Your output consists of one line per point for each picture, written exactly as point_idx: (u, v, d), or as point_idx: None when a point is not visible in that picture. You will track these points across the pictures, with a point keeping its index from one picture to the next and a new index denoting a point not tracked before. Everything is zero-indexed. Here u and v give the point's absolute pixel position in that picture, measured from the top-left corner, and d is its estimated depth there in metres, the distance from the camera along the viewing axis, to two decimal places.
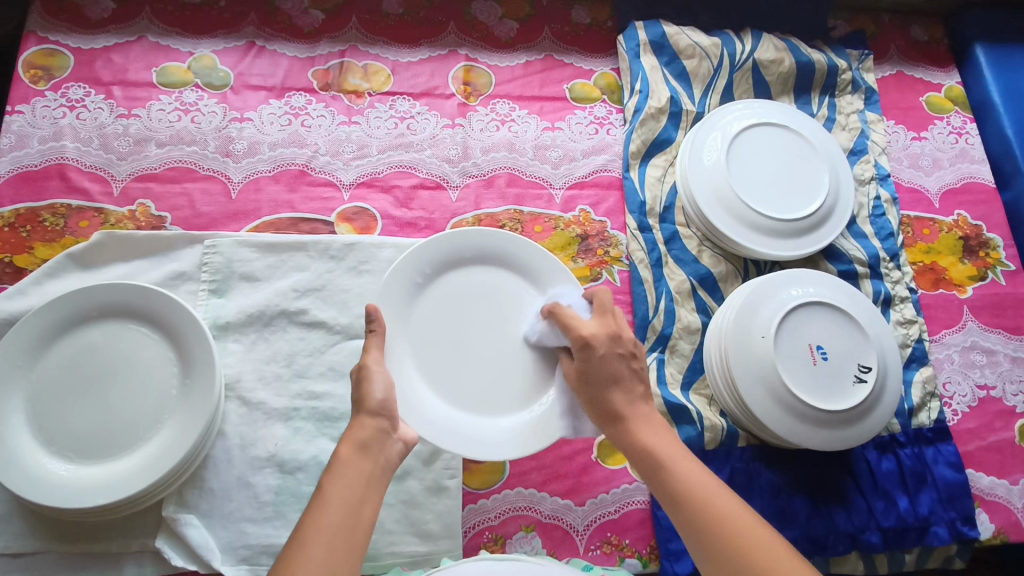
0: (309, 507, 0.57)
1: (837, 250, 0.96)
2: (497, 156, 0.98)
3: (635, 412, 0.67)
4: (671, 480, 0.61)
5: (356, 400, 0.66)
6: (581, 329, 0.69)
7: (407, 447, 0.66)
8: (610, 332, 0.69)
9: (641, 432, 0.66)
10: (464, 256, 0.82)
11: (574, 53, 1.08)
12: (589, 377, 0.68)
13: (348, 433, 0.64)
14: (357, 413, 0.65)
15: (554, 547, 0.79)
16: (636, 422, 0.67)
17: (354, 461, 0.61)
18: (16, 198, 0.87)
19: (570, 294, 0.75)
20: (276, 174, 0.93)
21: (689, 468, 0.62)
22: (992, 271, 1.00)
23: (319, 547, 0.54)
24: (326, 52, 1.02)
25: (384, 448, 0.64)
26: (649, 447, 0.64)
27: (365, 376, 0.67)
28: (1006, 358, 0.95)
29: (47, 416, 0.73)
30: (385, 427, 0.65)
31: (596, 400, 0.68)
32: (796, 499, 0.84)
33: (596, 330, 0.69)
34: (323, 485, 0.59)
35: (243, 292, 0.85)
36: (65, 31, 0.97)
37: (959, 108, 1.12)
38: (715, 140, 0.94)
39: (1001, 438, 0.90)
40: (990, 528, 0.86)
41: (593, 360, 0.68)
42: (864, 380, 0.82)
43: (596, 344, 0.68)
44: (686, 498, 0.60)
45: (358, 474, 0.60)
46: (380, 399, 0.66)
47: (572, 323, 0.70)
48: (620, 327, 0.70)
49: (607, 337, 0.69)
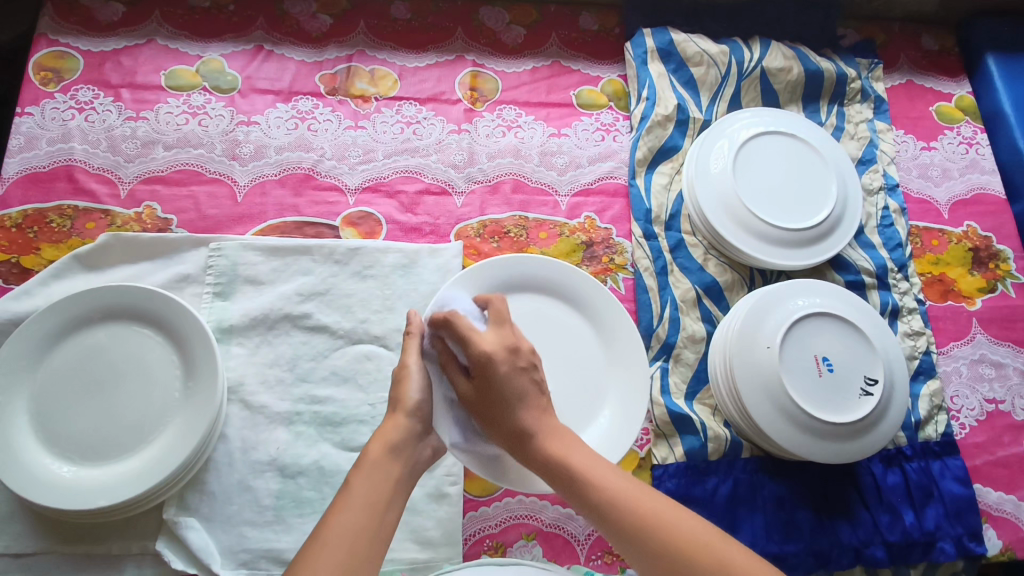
0: (332, 504, 0.57)
1: (844, 261, 0.95)
2: (502, 162, 0.98)
3: (544, 427, 0.61)
4: (590, 493, 0.57)
5: (394, 400, 0.67)
6: (481, 344, 0.62)
7: (436, 454, 0.66)
8: (507, 343, 0.63)
9: (555, 445, 0.60)
10: (527, 283, 0.82)
11: (582, 59, 1.07)
12: (489, 399, 0.62)
13: (381, 432, 0.64)
14: (392, 412, 0.66)
15: (555, 556, 0.79)
16: (547, 434, 0.61)
17: (384, 461, 0.61)
18: (24, 199, 0.88)
19: (463, 301, 0.70)
20: (282, 177, 0.94)
21: (610, 474, 0.58)
22: (1002, 283, 0.99)
23: (339, 547, 0.53)
24: (333, 57, 1.02)
25: (414, 450, 0.64)
26: (568, 463, 0.58)
27: (405, 375, 0.67)
28: (1015, 371, 0.94)
29: (50, 418, 0.73)
30: (418, 430, 0.65)
31: (500, 422, 0.62)
32: (800, 512, 0.83)
33: (495, 344, 0.63)
34: (348, 483, 0.59)
35: (247, 295, 0.85)
36: (76, 34, 0.97)
37: (969, 118, 1.11)
38: (722, 149, 0.94)
39: (1010, 453, 0.89)
40: (998, 544, 0.85)
41: (493, 376, 0.61)
42: (870, 393, 0.81)
43: (497, 359, 0.61)
44: (614, 510, 0.55)
45: (386, 475, 0.60)
46: (417, 400, 0.66)
47: (469, 337, 0.63)
48: (516, 339, 0.64)
49: (506, 350, 0.63)
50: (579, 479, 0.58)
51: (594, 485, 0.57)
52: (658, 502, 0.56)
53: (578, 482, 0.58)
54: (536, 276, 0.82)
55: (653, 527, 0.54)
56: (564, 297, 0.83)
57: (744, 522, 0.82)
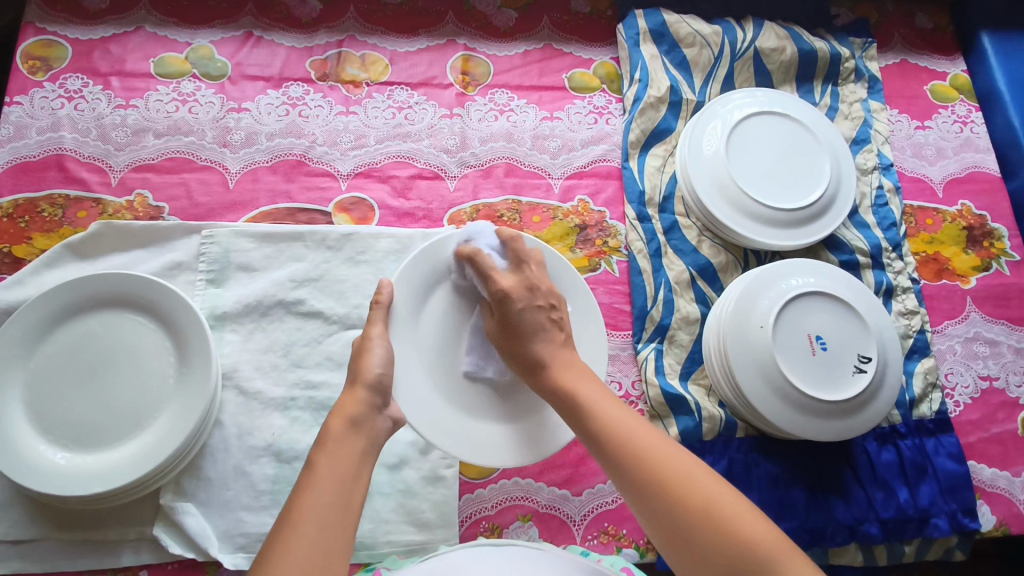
0: (298, 485, 0.56)
1: (837, 240, 0.95)
2: (495, 146, 0.98)
3: (557, 359, 0.67)
4: (592, 421, 0.60)
5: (353, 373, 0.66)
6: (498, 282, 0.71)
7: (395, 426, 0.65)
8: (526, 283, 0.71)
9: (564, 376, 0.65)
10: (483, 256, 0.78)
11: (574, 42, 1.07)
12: (509, 328, 0.70)
13: (339, 408, 0.62)
14: (351, 387, 0.64)
15: (551, 536, 0.79)
16: (562, 367, 0.66)
17: (346, 437, 0.60)
18: (14, 188, 0.87)
19: (487, 234, 0.75)
20: (273, 164, 0.93)
21: (614, 408, 0.61)
22: (997, 261, 0.99)
23: (310, 526, 0.52)
24: (324, 42, 1.01)
25: (374, 424, 0.63)
26: (575, 394, 0.63)
27: (366, 346, 0.67)
28: (1010, 349, 0.94)
29: (43, 405, 0.73)
30: (376, 404, 0.64)
31: (516, 351, 0.69)
32: (794, 490, 0.83)
33: (512, 283, 0.71)
34: (312, 460, 0.58)
35: (239, 282, 0.85)
36: (63, 22, 0.97)
37: (964, 97, 1.10)
38: (715, 129, 0.94)
39: (1004, 430, 0.90)
40: (991, 519, 0.85)
41: (512, 310, 0.69)
42: (864, 371, 0.81)
43: (514, 295, 0.70)
44: (608, 439, 0.58)
45: (350, 450, 0.59)
46: (378, 373, 0.65)
47: (489, 275, 0.71)
48: (535, 279, 0.72)
49: (524, 289, 0.71)
50: (583, 408, 0.61)
51: (594, 412, 0.60)
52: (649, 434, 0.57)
53: (583, 411, 0.61)
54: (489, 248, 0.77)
55: (637, 454, 0.56)
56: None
57: None
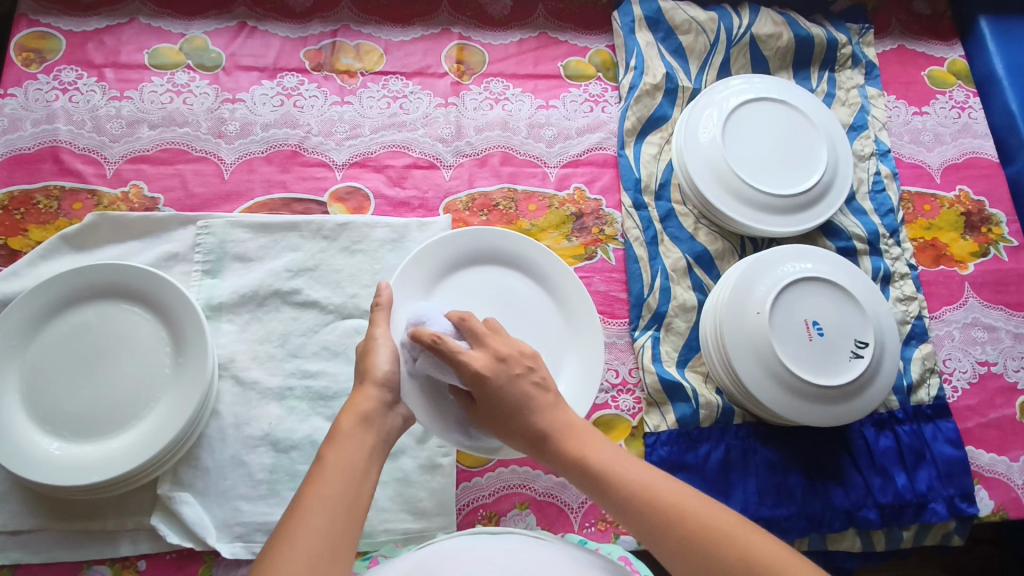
0: (307, 479, 0.56)
1: (835, 227, 0.95)
2: (491, 135, 0.97)
3: (558, 428, 0.60)
4: (615, 489, 0.56)
5: (361, 370, 0.66)
6: (469, 367, 0.60)
7: (405, 423, 0.65)
8: (496, 355, 0.62)
9: (569, 442, 0.60)
10: (477, 258, 0.81)
11: (569, 30, 1.06)
12: (499, 411, 0.61)
13: (351, 404, 0.62)
14: (360, 384, 0.64)
15: (549, 524, 0.79)
16: (563, 434, 0.60)
17: (356, 432, 0.60)
18: (10, 180, 0.87)
19: (435, 313, 0.67)
20: (269, 154, 0.93)
21: (635, 468, 0.57)
22: (995, 247, 0.98)
23: (316, 521, 0.52)
24: (318, 32, 1.01)
25: (384, 421, 0.63)
26: (587, 461, 0.58)
27: (372, 346, 0.67)
28: (1008, 334, 0.93)
29: (40, 395, 0.73)
30: (386, 400, 0.64)
31: (516, 429, 0.61)
32: (792, 476, 0.83)
33: (485, 364, 0.61)
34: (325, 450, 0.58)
35: (235, 273, 0.85)
36: (56, 14, 0.96)
37: (962, 82, 1.10)
38: (711, 116, 0.93)
39: (1002, 415, 0.89)
40: (989, 505, 0.85)
41: (493, 392, 0.61)
42: (860, 356, 0.81)
43: (490, 377, 0.60)
44: (637, 503, 0.54)
45: (359, 446, 0.59)
46: (386, 370, 0.65)
47: (457, 360, 0.61)
48: (502, 348, 0.63)
49: (498, 363, 0.61)
50: (602, 473, 0.57)
51: (614, 475, 0.56)
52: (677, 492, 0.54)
53: (603, 477, 0.57)
54: (480, 248, 0.81)
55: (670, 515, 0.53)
56: (512, 266, 0.82)
57: (736, 487, 0.82)
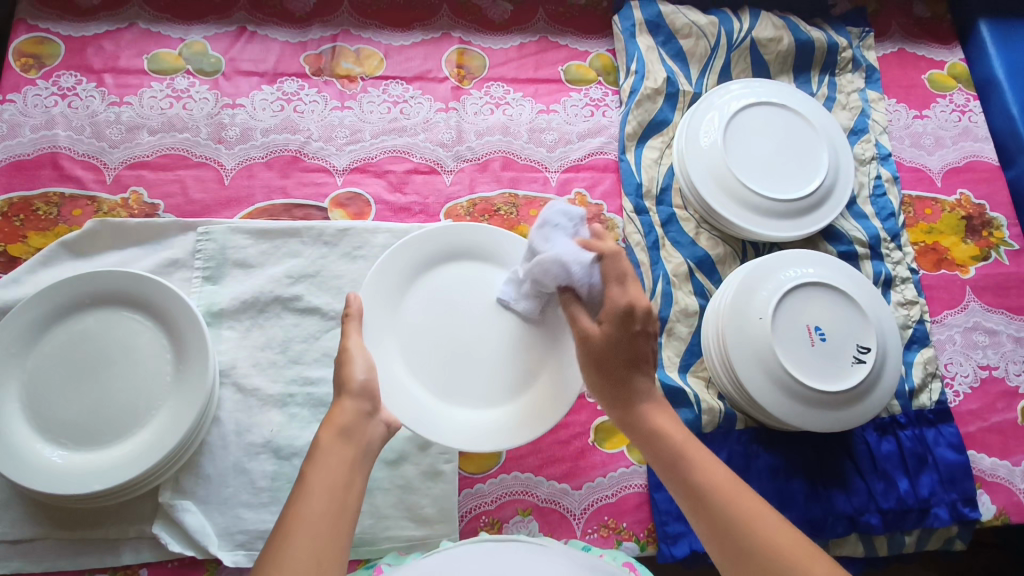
0: (294, 493, 0.56)
1: (836, 231, 0.95)
2: (491, 139, 0.97)
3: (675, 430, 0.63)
4: (718, 510, 0.57)
5: (338, 383, 0.65)
6: (585, 327, 0.65)
7: (389, 431, 0.65)
8: (618, 316, 0.62)
9: (685, 447, 0.61)
10: (448, 256, 0.80)
11: (570, 34, 1.06)
12: (603, 365, 0.64)
13: (329, 418, 0.62)
14: (338, 397, 0.64)
15: (551, 531, 0.79)
16: (679, 437, 0.62)
17: (335, 446, 0.59)
18: (9, 187, 0.87)
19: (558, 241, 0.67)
20: (268, 160, 0.93)
21: (739, 491, 0.58)
22: (996, 251, 0.99)
23: (304, 537, 0.52)
24: (318, 37, 1.01)
25: (366, 431, 0.63)
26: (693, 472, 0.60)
27: (346, 358, 0.66)
28: (1009, 338, 0.94)
29: (40, 403, 0.73)
30: (366, 410, 0.64)
31: (621, 396, 0.65)
32: (795, 481, 0.83)
33: (597, 332, 0.64)
34: (319, 442, 0.60)
35: (236, 279, 0.85)
36: (55, 19, 0.96)
37: (962, 86, 1.10)
38: (712, 120, 0.93)
39: (1004, 419, 0.89)
40: (992, 509, 0.85)
41: (612, 349, 0.63)
42: (863, 361, 0.81)
43: (603, 343, 0.64)
44: (734, 525, 0.55)
45: (339, 459, 0.59)
46: (362, 380, 0.65)
47: (577, 320, 0.66)
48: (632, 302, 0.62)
49: (619, 325, 0.62)
50: (702, 490, 0.58)
51: (720, 495, 0.57)
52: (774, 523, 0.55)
53: (703, 494, 0.58)
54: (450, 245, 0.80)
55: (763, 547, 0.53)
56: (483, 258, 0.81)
57: None
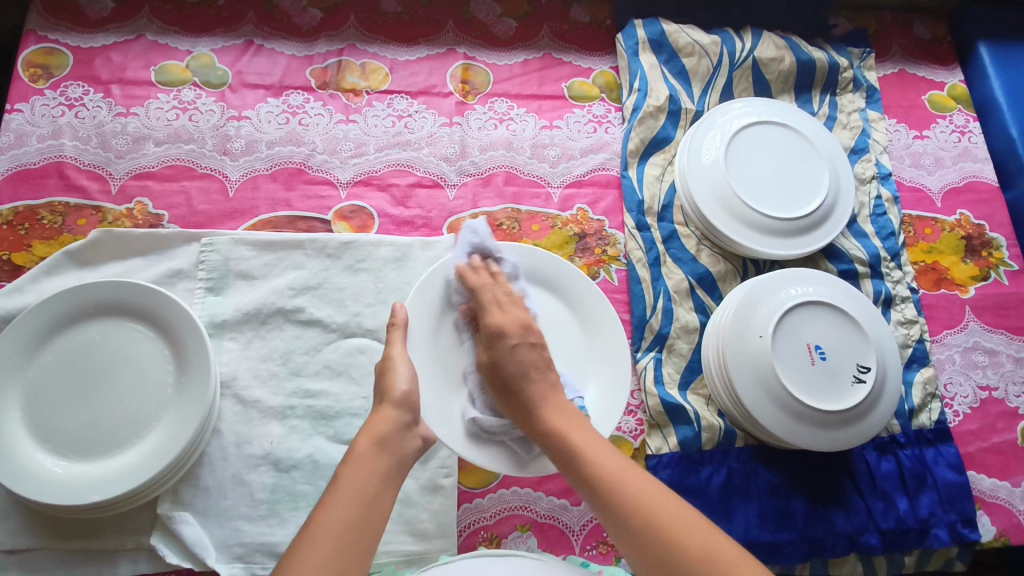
0: (325, 493, 0.59)
1: (837, 250, 0.95)
2: (495, 154, 0.98)
3: (547, 399, 0.68)
4: (589, 469, 0.62)
5: (379, 393, 0.67)
6: (492, 319, 0.72)
7: (426, 443, 0.67)
8: (522, 321, 0.72)
9: (554, 418, 0.66)
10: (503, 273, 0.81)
11: (573, 51, 1.07)
12: (496, 368, 0.70)
13: (369, 425, 0.64)
14: (379, 405, 0.66)
15: (550, 546, 0.79)
16: (550, 409, 0.67)
17: (371, 453, 0.62)
18: (14, 196, 0.87)
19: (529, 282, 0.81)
20: (273, 172, 0.93)
21: (608, 455, 0.62)
22: (995, 271, 0.99)
23: (329, 539, 0.54)
24: (324, 51, 1.02)
25: (404, 441, 0.64)
26: (565, 436, 0.64)
27: (389, 366, 0.68)
28: (1009, 358, 0.94)
29: (41, 412, 0.73)
30: (407, 420, 0.65)
31: (510, 391, 0.69)
32: (794, 500, 0.83)
33: (506, 320, 0.72)
34: (356, 444, 0.63)
35: (239, 290, 0.85)
36: (64, 30, 0.97)
37: (962, 107, 1.11)
38: (714, 138, 0.94)
39: (1003, 440, 0.89)
40: (992, 530, 0.85)
41: (504, 348, 0.70)
42: (863, 380, 0.81)
43: (508, 332, 0.71)
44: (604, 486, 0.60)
45: (373, 467, 0.61)
46: (403, 390, 0.66)
47: (488, 309, 0.73)
48: (524, 317, 0.73)
49: (520, 327, 0.71)
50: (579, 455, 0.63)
51: (592, 463, 0.62)
52: (643, 484, 0.60)
53: (579, 459, 0.62)
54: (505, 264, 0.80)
55: (636, 506, 0.58)
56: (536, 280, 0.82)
57: (738, 511, 0.82)
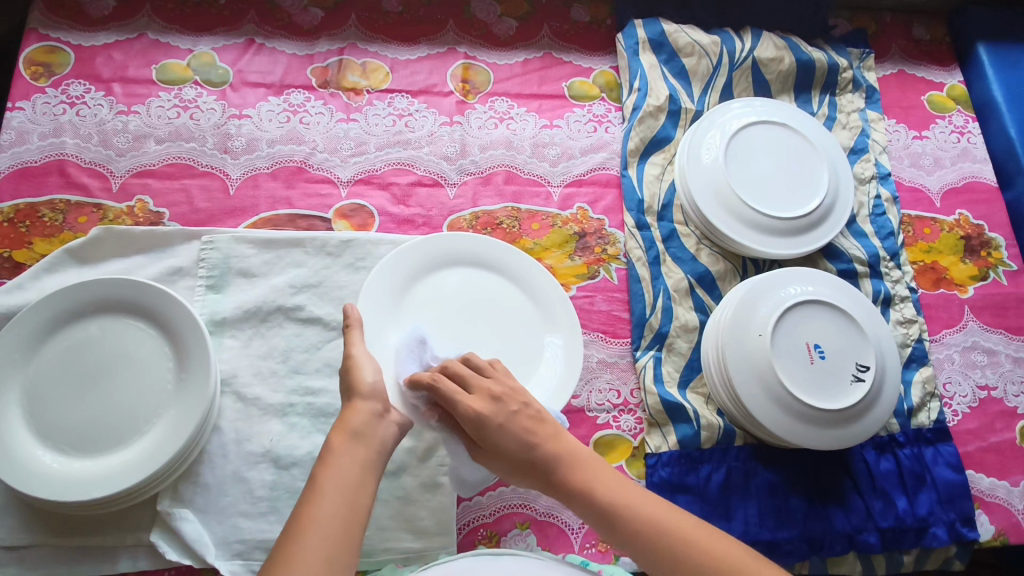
0: (307, 490, 0.57)
1: (836, 249, 0.95)
2: (495, 153, 0.98)
3: (543, 448, 0.63)
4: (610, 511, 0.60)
5: (346, 387, 0.65)
6: (466, 407, 0.62)
7: (401, 429, 0.65)
8: (492, 396, 0.64)
9: (557, 463, 0.62)
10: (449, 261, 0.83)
11: (573, 51, 1.07)
12: (489, 446, 0.62)
13: (342, 419, 0.62)
14: (350, 399, 0.64)
15: (549, 544, 0.79)
16: (549, 453, 0.63)
17: (349, 448, 0.60)
18: (15, 193, 0.88)
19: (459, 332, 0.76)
20: (274, 170, 0.94)
21: (625, 490, 0.61)
22: (994, 271, 0.99)
23: (315, 538, 0.53)
24: (325, 50, 1.02)
25: (379, 431, 0.62)
26: (573, 480, 0.62)
27: (354, 363, 0.65)
28: (1007, 358, 0.94)
29: (41, 409, 0.73)
30: (378, 411, 0.63)
31: (507, 460, 0.62)
32: (793, 499, 0.83)
33: (481, 405, 0.63)
34: (332, 440, 0.61)
35: (239, 288, 0.85)
36: (66, 29, 0.97)
37: (961, 107, 1.11)
38: (714, 138, 0.94)
39: (1002, 439, 0.90)
40: (991, 529, 0.85)
41: (492, 431, 0.62)
42: (863, 379, 0.81)
43: (488, 416, 0.62)
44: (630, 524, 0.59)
45: (352, 460, 0.59)
46: (371, 382, 0.65)
47: (455, 400, 0.63)
48: (496, 387, 0.65)
49: (494, 402, 0.63)
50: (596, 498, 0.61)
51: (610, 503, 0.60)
52: (665, 514, 0.60)
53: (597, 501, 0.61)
54: (445, 250, 0.83)
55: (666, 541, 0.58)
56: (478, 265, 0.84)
57: (737, 510, 0.82)
